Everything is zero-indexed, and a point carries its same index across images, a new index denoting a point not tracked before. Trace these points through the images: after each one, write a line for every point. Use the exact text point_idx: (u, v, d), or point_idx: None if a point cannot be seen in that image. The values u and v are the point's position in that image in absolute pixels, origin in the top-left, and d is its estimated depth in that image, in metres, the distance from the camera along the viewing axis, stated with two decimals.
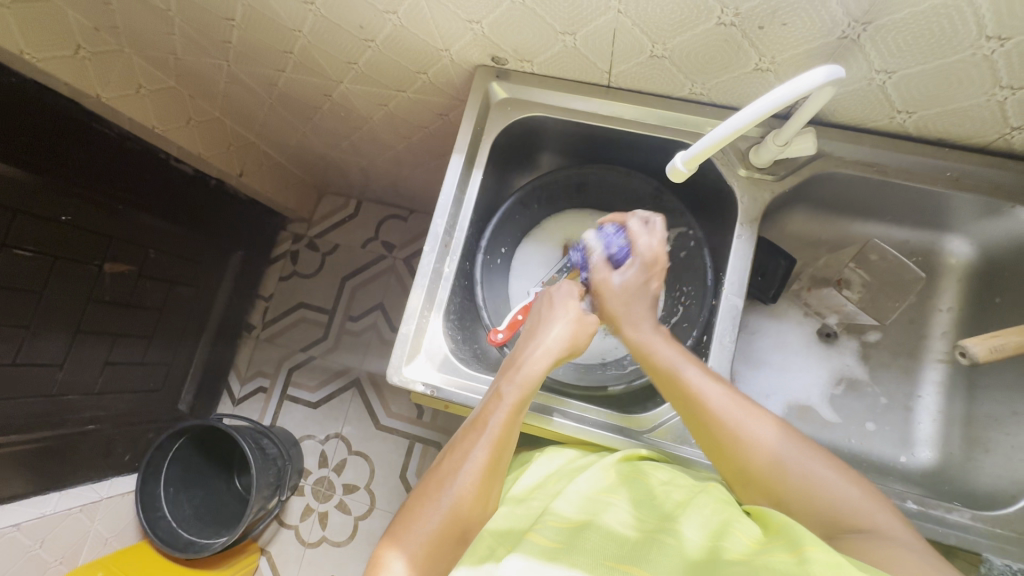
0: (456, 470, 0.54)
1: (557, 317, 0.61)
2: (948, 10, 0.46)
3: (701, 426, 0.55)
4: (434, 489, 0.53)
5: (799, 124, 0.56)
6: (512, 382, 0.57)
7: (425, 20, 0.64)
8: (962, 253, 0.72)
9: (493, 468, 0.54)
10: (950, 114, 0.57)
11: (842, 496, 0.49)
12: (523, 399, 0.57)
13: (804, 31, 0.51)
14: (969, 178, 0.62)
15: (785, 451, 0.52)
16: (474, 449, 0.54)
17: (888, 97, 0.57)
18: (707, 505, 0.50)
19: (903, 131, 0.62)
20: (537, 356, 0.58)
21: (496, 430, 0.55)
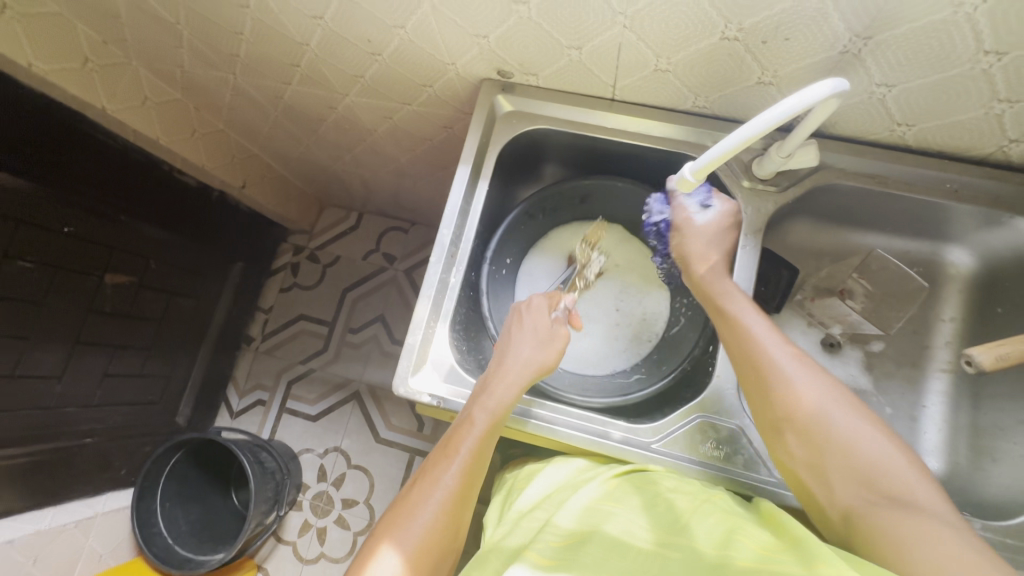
0: (426, 497, 0.53)
1: (529, 339, 0.63)
2: (947, 25, 0.47)
3: (745, 364, 0.56)
4: (405, 514, 0.52)
5: (802, 136, 0.57)
6: (484, 408, 0.57)
7: (432, 33, 0.65)
8: (963, 264, 0.72)
9: (462, 495, 0.54)
10: (948, 127, 0.58)
11: (882, 456, 0.48)
12: (494, 425, 0.57)
13: (806, 45, 0.52)
14: (969, 190, 0.63)
15: (815, 390, 0.52)
16: (447, 474, 0.54)
17: (888, 110, 0.58)
18: (712, 513, 0.49)
19: (903, 144, 0.63)
20: (507, 382, 0.59)
21: (469, 455, 0.55)
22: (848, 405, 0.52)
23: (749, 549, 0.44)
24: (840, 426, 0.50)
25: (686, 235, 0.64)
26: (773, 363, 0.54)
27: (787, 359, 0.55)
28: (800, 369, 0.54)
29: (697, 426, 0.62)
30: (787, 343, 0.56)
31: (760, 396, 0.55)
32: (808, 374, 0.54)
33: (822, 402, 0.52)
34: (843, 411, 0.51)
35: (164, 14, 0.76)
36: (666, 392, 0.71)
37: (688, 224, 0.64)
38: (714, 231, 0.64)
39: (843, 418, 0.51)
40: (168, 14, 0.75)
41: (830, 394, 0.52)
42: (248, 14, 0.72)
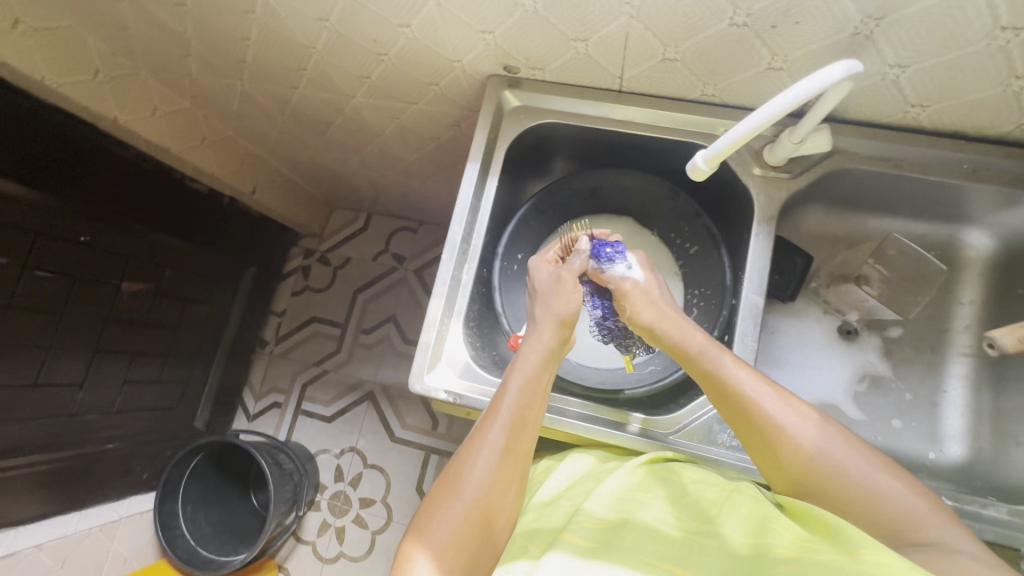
0: (474, 458, 0.52)
1: (550, 305, 0.64)
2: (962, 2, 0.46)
3: (743, 420, 0.54)
4: (453, 478, 0.51)
5: (815, 120, 0.56)
6: (520, 371, 0.58)
7: (439, 31, 0.65)
8: (981, 245, 0.71)
9: (511, 451, 0.53)
10: (963, 107, 0.57)
11: (906, 507, 0.46)
12: (533, 383, 0.57)
13: (816, 28, 0.51)
14: (987, 170, 0.62)
15: (826, 443, 0.50)
16: (492, 433, 0.53)
17: (901, 91, 0.57)
18: (743, 504, 0.49)
19: (918, 125, 0.62)
20: (536, 344, 0.60)
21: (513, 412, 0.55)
22: (866, 457, 0.49)
23: (785, 537, 0.44)
24: (857, 480, 0.48)
25: (633, 296, 0.64)
26: (771, 420, 0.52)
27: (782, 406, 0.52)
28: (800, 419, 0.52)
29: (715, 417, 0.62)
30: (781, 394, 0.54)
31: (768, 459, 0.52)
32: (819, 433, 0.51)
33: (835, 458, 0.49)
34: (863, 466, 0.49)
35: (171, 23, 0.76)
36: (682, 383, 0.71)
37: (628, 288, 0.65)
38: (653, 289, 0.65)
39: (850, 457, 0.49)
40: (175, 23, 0.76)
41: (830, 434, 0.51)
42: (254, 20, 0.72)
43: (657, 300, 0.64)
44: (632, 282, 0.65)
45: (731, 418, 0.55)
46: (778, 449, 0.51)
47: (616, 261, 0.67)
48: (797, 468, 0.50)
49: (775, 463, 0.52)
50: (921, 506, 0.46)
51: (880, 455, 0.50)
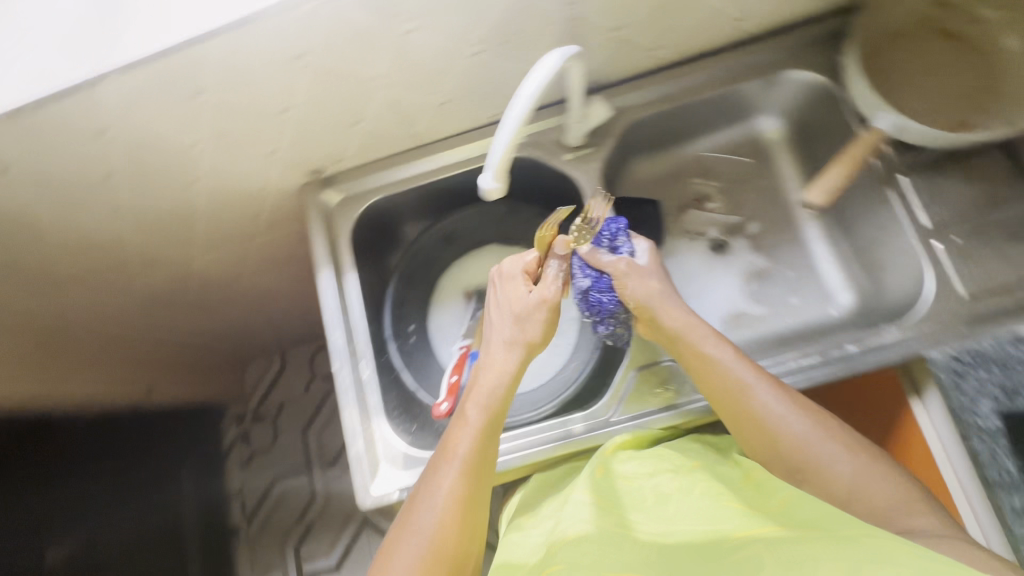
0: (426, 501, 0.54)
1: (503, 323, 0.62)
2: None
3: (727, 403, 0.57)
4: (408, 520, 0.53)
5: (579, 103, 0.63)
6: (476, 405, 0.58)
7: (231, 169, 0.66)
8: (774, 127, 0.80)
9: (470, 495, 0.54)
10: (688, 34, 0.65)
11: (887, 496, 0.51)
12: (491, 417, 0.57)
13: (535, 29, 0.57)
14: (736, 72, 0.71)
15: (816, 442, 0.54)
16: (449, 475, 0.54)
17: (635, 43, 0.65)
18: (696, 485, 0.54)
19: (667, 61, 0.70)
20: (491, 371, 0.60)
21: (470, 453, 0.55)
22: (851, 447, 0.54)
23: (736, 511, 0.49)
24: (839, 468, 0.53)
25: (630, 275, 0.64)
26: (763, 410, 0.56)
27: (770, 397, 0.56)
28: (791, 409, 0.55)
29: (638, 379, 0.65)
30: (778, 387, 0.57)
31: (760, 444, 0.56)
32: (811, 429, 0.55)
33: (822, 451, 0.54)
34: (845, 454, 0.54)
35: None
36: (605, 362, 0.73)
37: (624, 271, 0.64)
38: (646, 273, 0.65)
39: (832, 447, 0.54)
40: None
41: (818, 427, 0.55)
42: (51, 239, 0.70)
43: (654, 283, 0.64)
44: (627, 262, 0.65)
45: (727, 411, 0.57)
46: (773, 437, 0.55)
47: (619, 241, 0.66)
48: (782, 452, 0.55)
49: (767, 445, 0.56)
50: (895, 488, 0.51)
51: (857, 437, 0.55)
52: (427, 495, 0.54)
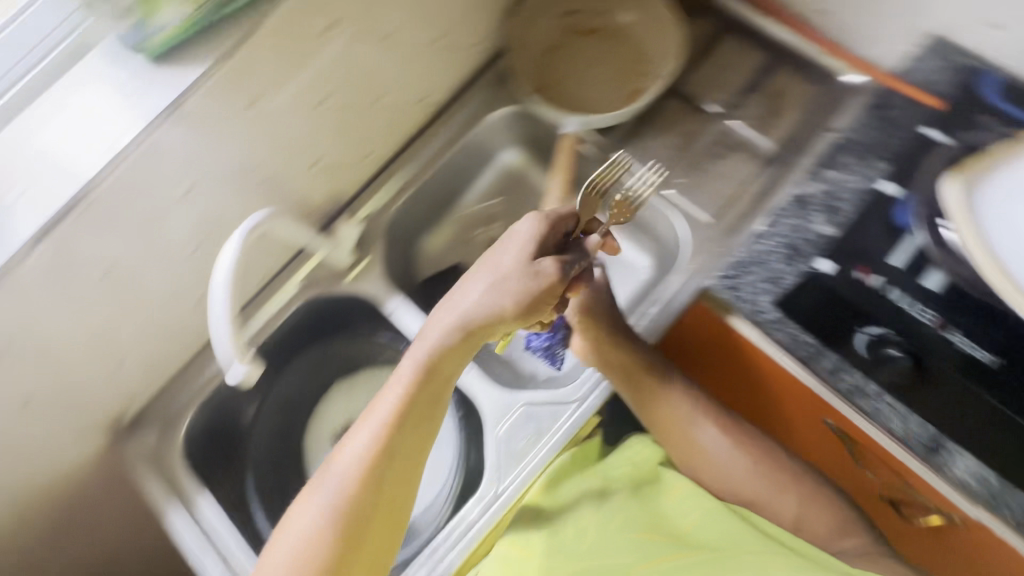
0: (335, 462, 0.52)
1: (481, 285, 0.54)
2: (277, 104, 0.57)
3: (667, 430, 0.64)
4: (308, 493, 0.51)
5: (298, 231, 0.68)
6: (411, 359, 0.54)
7: (4, 485, 0.58)
8: (511, 157, 0.86)
9: (378, 466, 0.51)
10: (383, 131, 0.71)
11: (818, 518, 0.59)
12: (418, 384, 0.53)
13: (235, 200, 0.60)
14: (447, 137, 0.78)
15: (754, 472, 0.61)
16: (363, 436, 0.52)
17: (342, 160, 0.69)
18: (613, 516, 0.59)
19: (385, 157, 0.75)
20: (437, 325, 0.54)
21: (387, 425, 0.52)
22: (786, 472, 0.61)
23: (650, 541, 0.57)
24: (769, 491, 0.61)
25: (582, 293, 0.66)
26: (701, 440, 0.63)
27: (712, 433, 0.63)
28: (726, 440, 0.62)
29: (502, 441, 0.64)
30: (721, 421, 0.63)
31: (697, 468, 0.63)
32: (747, 460, 0.62)
33: (759, 479, 0.61)
34: (780, 480, 0.61)
35: None
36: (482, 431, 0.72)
37: None
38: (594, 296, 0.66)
39: (768, 475, 0.61)
40: None
41: (758, 459, 0.62)
42: None
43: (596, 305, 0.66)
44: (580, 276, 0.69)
45: (669, 437, 0.64)
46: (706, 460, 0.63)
47: None
48: (718, 478, 0.62)
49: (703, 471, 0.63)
50: (828, 516, 0.58)
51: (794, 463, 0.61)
52: (318, 497, 0.50)
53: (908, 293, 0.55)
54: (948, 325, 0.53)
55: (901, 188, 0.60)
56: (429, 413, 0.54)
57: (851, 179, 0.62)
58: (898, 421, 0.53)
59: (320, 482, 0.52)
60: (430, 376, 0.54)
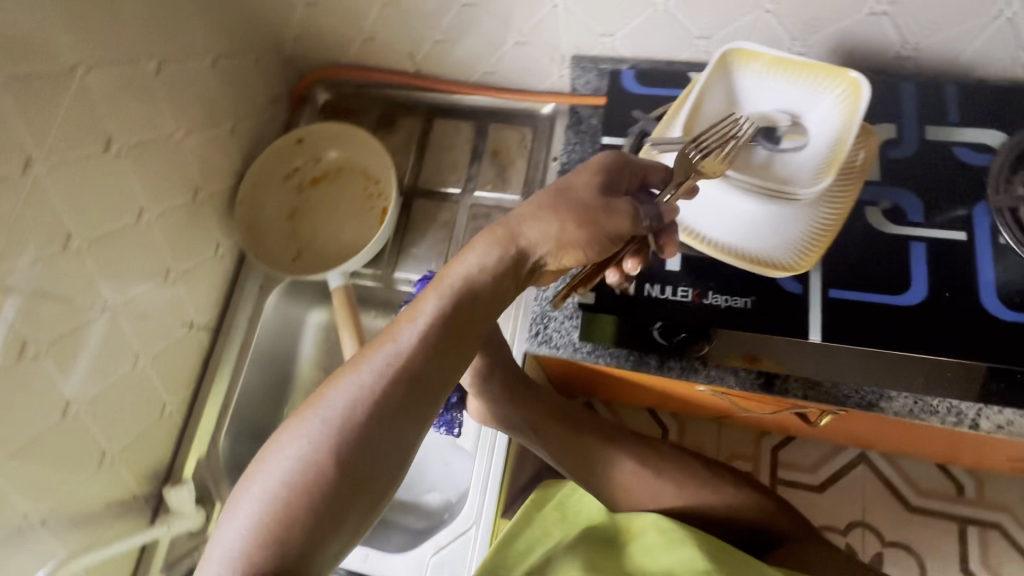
0: (271, 471, 0.39)
1: (488, 253, 0.44)
2: (12, 448, 0.53)
3: (596, 462, 0.64)
4: (268, 456, 0.40)
5: (127, 540, 0.62)
6: (382, 361, 0.42)
7: None
8: (320, 315, 0.83)
9: (339, 490, 0.39)
10: (165, 381, 0.69)
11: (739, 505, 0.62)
12: (392, 388, 0.41)
13: (21, 554, 0.55)
14: (234, 343, 0.75)
15: (680, 483, 0.63)
16: (311, 443, 0.39)
17: (135, 433, 0.66)
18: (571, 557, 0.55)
19: (186, 397, 0.72)
20: (413, 326, 0.43)
21: (354, 415, 0.40)
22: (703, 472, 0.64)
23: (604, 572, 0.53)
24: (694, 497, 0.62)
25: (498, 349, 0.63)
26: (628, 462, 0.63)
27: (637, 457, 0.64)
28: (650, 458, 0.64)
29: None
30: (642, 444, 0.65)
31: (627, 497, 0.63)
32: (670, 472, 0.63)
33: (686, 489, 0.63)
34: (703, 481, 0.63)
35: None
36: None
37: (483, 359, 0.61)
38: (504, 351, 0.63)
39: (690, 482, 0.63)
40: None
41: (683, 470, 0.64)
42: None
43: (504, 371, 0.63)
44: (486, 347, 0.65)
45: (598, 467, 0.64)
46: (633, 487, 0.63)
47: None
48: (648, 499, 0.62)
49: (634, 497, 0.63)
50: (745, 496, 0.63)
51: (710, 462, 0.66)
52: (297, 437, 0.40)
53: (657, 283, 0.55)
54: (706, 292, 0.54)
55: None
56: (368, 471, 0.40)
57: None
58: (734, 379, 0.58)
59: (243, 498, 0.39)
60: (363, 432, 0.40)
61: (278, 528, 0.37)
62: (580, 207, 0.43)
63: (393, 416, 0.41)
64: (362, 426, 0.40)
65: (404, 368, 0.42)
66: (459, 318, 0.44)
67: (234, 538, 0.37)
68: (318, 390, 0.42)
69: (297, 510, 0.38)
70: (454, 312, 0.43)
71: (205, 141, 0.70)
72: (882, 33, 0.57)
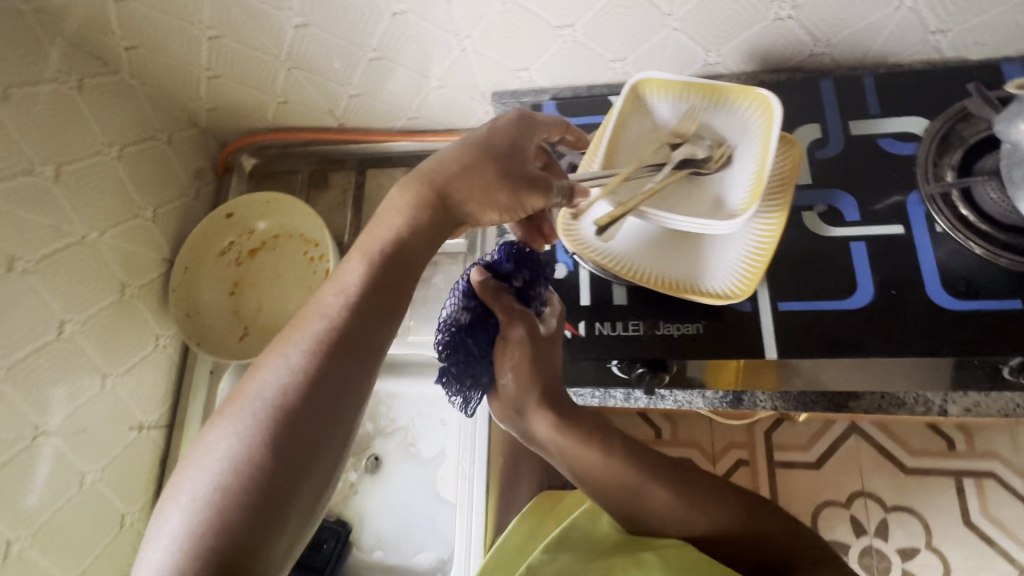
0: (192, 489, 0.29)
1: (413, 208, 0.39)
2: None
3: None
4: (184, 475, 0.30)
5: None
6: (305, 332, 0.33)
7: None
8: None
9: (278, 486, 0.29)
10: (121, 491, 0.66)
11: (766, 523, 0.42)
12: (318, 354, 0.32)
13: None
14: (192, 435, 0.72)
15: None
16: (235, 445, 0.29)
17: (95, 554, 0.62)
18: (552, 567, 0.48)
19: (148, 501, 0.69)
20: (339, 289, 0.35)
21: (280, 400, 0.31)
22: None
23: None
24: None
25: None
26: None
27: None
28: None
29: None
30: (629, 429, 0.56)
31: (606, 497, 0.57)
32: None
33: None
34: None
35: None
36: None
37: None
38: None
39: None
40: None
41: None
42: None
43: None
44: None
45: None
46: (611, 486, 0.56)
47: None
48: None
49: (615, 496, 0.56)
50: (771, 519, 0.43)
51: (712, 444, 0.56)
52: (223, 436, 0.30)
53: (606, 322, 0.55)
54: (656, 323, 0.53)
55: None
56: (326, 439, 0.31)
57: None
58: (701, 398, 0.52)
59: (166, 519, 0.28)
60: (295, 409, 0.31)
61: (211, 542, 0.27)
62: (497, 173, 0.41)
63: (334, 386, 0.32)
64: (300, 404, 0.31)
65: (340, 331, 0.33)
66: (394, 269, 0.37)
67: (160, 562, 0.27)
68: (240, 384, 0.32)
69: (240, 508, 0.28)
70: (386, 264, 0.37)
71: (125, 234, 0.67)
72: (792, 34, 0.56)
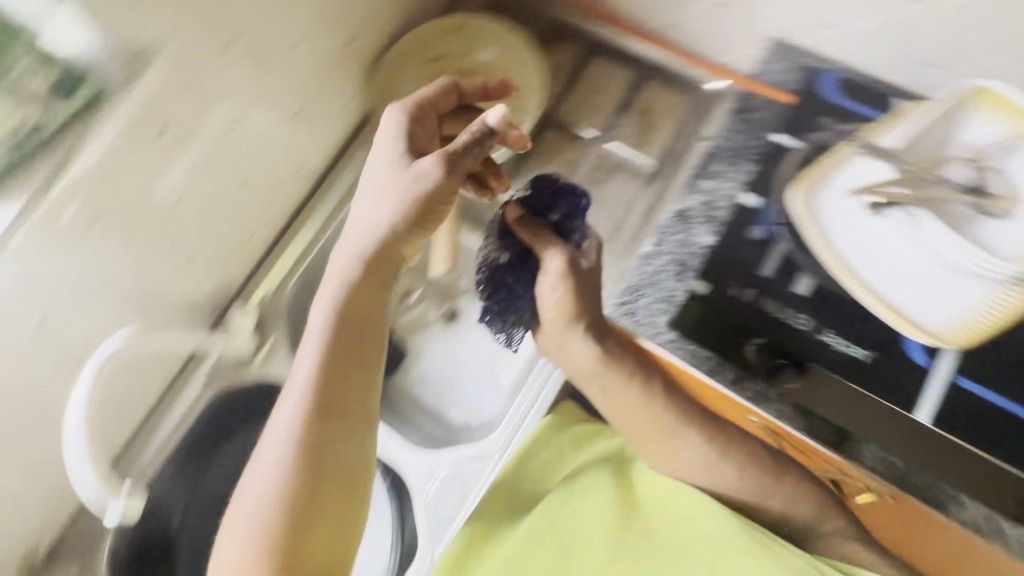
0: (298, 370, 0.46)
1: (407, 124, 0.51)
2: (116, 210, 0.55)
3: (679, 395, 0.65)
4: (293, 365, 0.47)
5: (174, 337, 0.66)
6: (355, 251, 0.48)
7: None
8: None
9: (355, 355, 0.46)
10: (263, 211, 0.71)
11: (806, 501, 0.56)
12: (369, 261, 0.48)
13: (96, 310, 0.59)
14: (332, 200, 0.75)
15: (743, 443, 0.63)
16: (312, 338, 0.46)
17: (222, 249, 0.68)
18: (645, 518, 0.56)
19: (275, 233, 0.74)
20: (377, 209, 0.48)
21: (340, 296, 0.47)
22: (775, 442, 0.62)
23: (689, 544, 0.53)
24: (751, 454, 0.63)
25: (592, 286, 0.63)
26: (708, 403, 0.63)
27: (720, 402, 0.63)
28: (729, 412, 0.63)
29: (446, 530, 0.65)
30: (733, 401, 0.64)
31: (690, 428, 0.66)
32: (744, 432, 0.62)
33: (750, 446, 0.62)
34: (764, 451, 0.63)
35: None
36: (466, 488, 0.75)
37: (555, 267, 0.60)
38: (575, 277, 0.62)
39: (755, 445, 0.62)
40: None
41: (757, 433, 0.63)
42: None
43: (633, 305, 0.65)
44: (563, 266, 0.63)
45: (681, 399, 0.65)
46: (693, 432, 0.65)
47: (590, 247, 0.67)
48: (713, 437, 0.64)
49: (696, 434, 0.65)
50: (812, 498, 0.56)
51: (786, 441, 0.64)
52: (308, 334, 0.47)
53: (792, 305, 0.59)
54: (823, 328, 0.58)
55: (762, 197, 0.63)
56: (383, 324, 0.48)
57: (719, 185, 0.65)
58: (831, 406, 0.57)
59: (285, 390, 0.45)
60: (356, 308, 0.47)
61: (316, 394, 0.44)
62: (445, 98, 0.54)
63: (369, 297, 0.48)
64: (355, 295, 0.47)
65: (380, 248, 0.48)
66: (420, 213, 0.48)
67: (286, 417, 0.44)
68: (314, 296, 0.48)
69: (326, 372, 0.45)
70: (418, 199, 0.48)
71: None
72: None
